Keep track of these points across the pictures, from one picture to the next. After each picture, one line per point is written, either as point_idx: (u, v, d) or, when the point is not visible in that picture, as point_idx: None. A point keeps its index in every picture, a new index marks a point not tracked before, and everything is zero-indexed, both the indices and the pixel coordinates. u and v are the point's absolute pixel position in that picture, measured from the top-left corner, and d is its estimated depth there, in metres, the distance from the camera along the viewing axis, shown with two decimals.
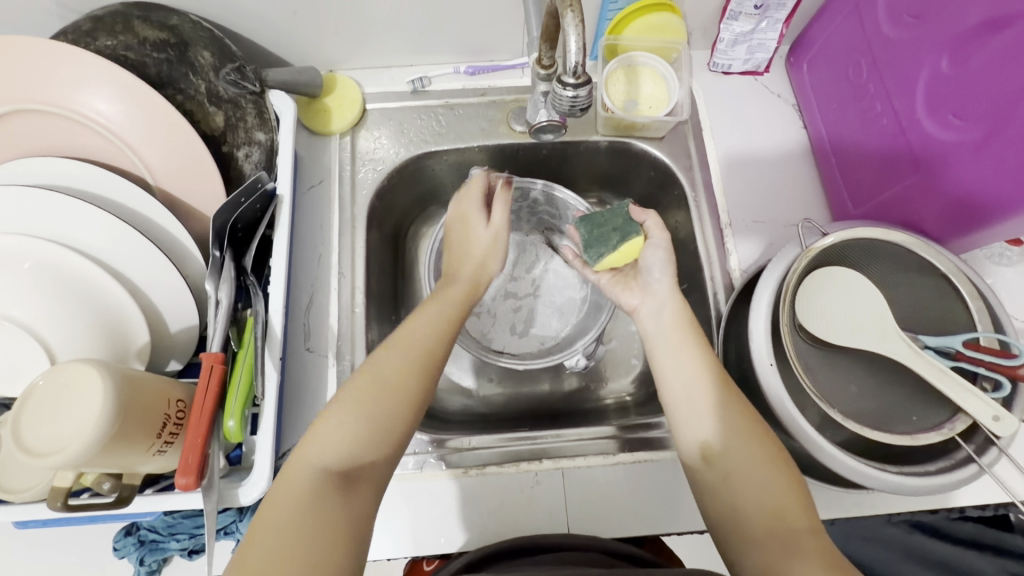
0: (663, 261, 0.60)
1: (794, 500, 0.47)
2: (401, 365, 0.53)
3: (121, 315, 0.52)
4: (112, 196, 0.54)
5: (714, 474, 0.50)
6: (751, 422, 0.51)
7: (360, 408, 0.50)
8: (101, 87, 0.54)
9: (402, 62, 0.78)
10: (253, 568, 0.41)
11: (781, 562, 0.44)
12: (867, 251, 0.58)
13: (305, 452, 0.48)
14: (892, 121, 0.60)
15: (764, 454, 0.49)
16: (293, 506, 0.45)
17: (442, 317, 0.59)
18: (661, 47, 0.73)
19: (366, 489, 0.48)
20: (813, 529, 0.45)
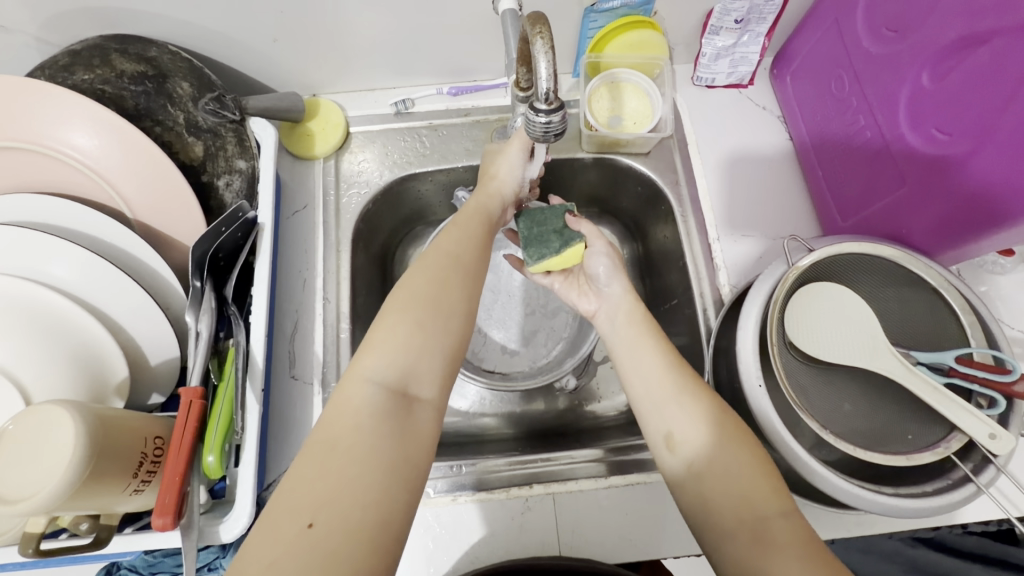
0: (611, 267, 0.60)
1: (764, 481, 0.44)
2: (450, 283, 0.51)
3: (98, 351, 0.52)
4: (89, 231, 0.54)
5: (678, 463, 0.47)
6: (711, 404, 0.49)
7: (413, 324, 0.48)
8: (76, 120, 0.54)
9: (385, 85, 0.78)
10: (313, 472, 0.40)
11: (752, 552, 0.41)
12: (856, 266, 0.57)
13: (359, 369, 0.46)
14: (875, 134, 0.59)
15: (727, 436, 0.47)
16: (354, 415, 0.43)
17: (475, 229, 0.57)
18: (643, 63, 0.73)
19: (425, 409, 0.46)
20: (786, 513, 0.42)
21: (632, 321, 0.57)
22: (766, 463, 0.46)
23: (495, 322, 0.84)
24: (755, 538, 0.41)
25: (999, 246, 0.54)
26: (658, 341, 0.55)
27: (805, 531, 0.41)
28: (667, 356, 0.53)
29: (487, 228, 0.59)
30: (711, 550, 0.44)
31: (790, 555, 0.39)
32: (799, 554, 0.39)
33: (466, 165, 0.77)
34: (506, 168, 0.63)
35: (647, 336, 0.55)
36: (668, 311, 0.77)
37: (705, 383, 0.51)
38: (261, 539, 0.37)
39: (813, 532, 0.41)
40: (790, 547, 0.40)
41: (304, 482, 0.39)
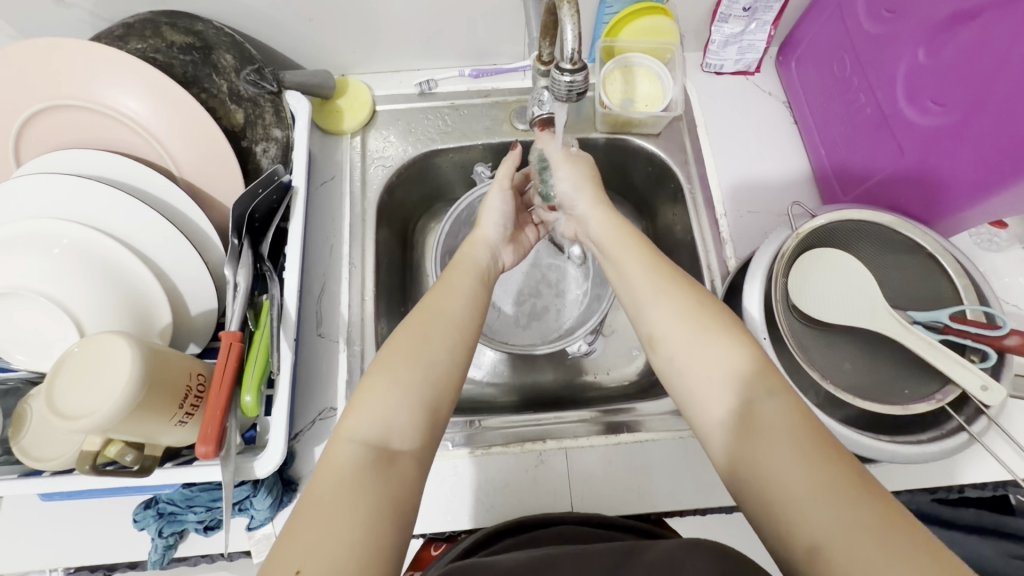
0: (575, 188, 0.67)
1: (752, 368, 0.47)
2: (433, 342, 0.52)
3: (147, 295, 0.56)
4: (141, 186, 0.58)
5: (665, 361, 0.51)
6: (693, 299, 0.52)
7: (394, 383, 0.49)
8: (131, 84, 0.58)
9: (410, 66, 0.82)
10: (296, 534, 0.40)
11: (738, 433, 0.44)
12: (855, 234, 0.60)
13: (343, 430, 0.47)
14: (876, 109, 0.63)
15: (712, 329, 0.49)
16: (336, 474, 0.44)
17: (461, 290, 0.59)
18: (655, 48, 0.77)
19: (407, 459, 0.46)
20: (775, 394, 0.45)
21: (615, 233, 0.61)
22: (754, 348, 0.48)
23: (509, 295, 0.87)
24: (742, 420, 0.45)
25: (1010, 212, 0.56)
26: (648, 252, 0.58)
27: (793, 408, 0.44)
28: (656, 266, 0.56)
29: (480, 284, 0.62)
30: (703, 435, 0.47)
31: (774, 437, 0.42)
32: (784, 432, 0.42)
33: (485, 143, 0.81)
34: (492, 210, 0.70)
35: (626, 240, 0.60)
36: None
37: (697, 285, 0.54)
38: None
39: (802, 409, 0.44)
40: (774, 424, 0.43)
41: (291, 539, 0.39)
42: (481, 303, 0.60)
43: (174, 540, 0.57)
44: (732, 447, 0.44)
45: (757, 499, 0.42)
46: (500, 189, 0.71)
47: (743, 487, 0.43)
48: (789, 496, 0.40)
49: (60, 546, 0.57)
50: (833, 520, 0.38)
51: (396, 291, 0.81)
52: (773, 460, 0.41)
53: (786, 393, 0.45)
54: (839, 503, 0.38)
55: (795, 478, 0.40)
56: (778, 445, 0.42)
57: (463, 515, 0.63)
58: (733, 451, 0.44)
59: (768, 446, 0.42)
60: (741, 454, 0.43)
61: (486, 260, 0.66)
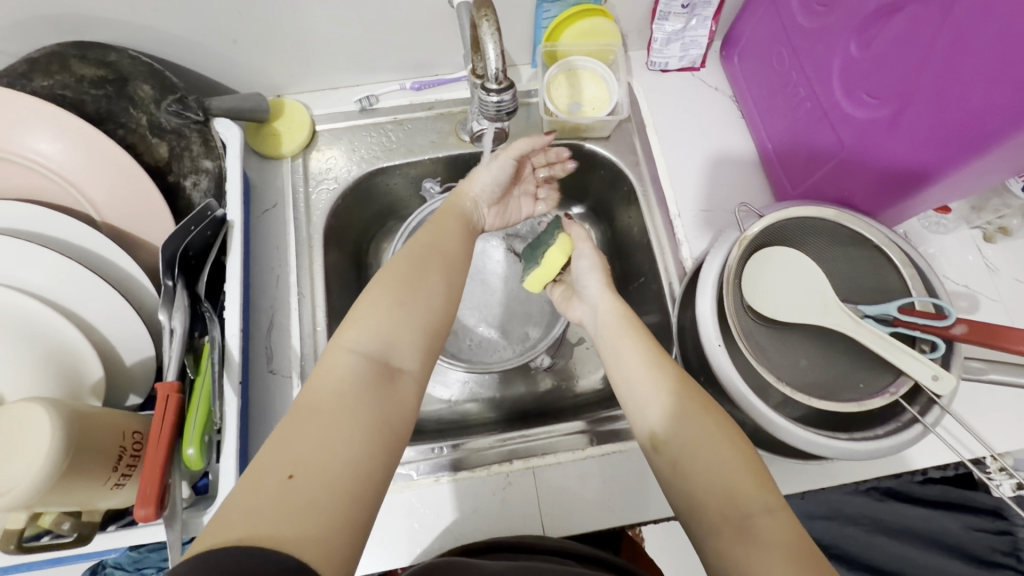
0: (590, 268, 0.66)
1: (750, 477, 0.46)
2: (432, 270, 0.53)
3: (75, 351, 0.53)
4: (59, 235, 0.55)
5: (665, 463, 0.49)
6: (695, 399, 0.51)
7: (396, 302, 0.49)
8: (40, 126, 0.55)
9: (349, 82, 0.79)
10: (294, 435, 0.40)
11: (739, 552, 0.42)
12: (805, 229, 0.60)
13: (343, 339, 0.46)
14: (814, 103, 0.63)
15: (712, 431, 0.48)
16: (336, 384, 0.43)
17: (456, 226, 0.60)
18: (598, 50, 0.76)
19: (406, 380, 0.47)
20: (773, 510, 0.44)
21: (617, 322, 0.60)
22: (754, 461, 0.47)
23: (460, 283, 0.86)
24: (738, 533, 0.43)
25: (954, 199, 0.57)
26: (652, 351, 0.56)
27: (790, 526, 0.43)
28: (657, 361, 0.54)
29: (465, 226, 0.62)
30: (698, 546, 0.45)
31: (775, 555, 0.41)
32: (783, 550, 0.41)
33: (433, 157, 0.78)
34: (485, 172, 0.65)
35: (629, 327, 0.59)
36: (636, 289, 0.80)
37: (698, 387, 0.53)
38: (243, 495, 0.36)
39: (802, 530, 0.43)
40: (775, 544, 0.41)
41: (293, 435, 0.39)
42: (466, 245, 0.60)
43: None
44: (731, 563, 0.42)
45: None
46: (508, 156, 0.65)
47: None
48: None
49: None
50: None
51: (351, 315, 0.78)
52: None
53: (786, 513, 0.44)
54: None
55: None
56: (777, 563, 0.40)
57: (431, 546, 0.61)
58: (732, 565, 0.42)
59: (767, 563, 0.40)
60: (738, 566, 0.42)
61: (469, 211, 0.64)
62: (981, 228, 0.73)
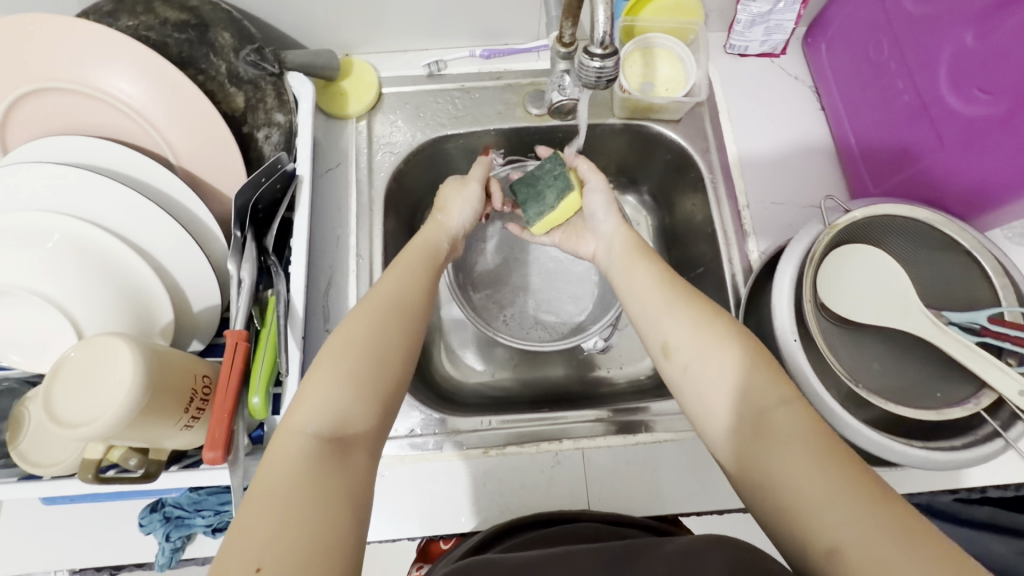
0: (605, 204, 0.65)
1: (763, 374, 0.45)
2: (388, 331, 0.49)
3: (148, 291, 0.53)
4: (138, 176, 0.55)
5: (677, 371, 0.49)
6: (705, 309, 0.50)
7: (345, 371, 0.45)
8: (123, 65, 0.55)
9: (417, 46, 0.78)
10: (248, 530, 0.36)
11: (756, 447, 0.42)
12: (890, 229, 0.57)
13: (291, 422, 0.42)
14: (914, 96, 0.60)
15: (722, 334, 0.48)
16: (285, 469, 0.39)
17: (416, 270, 0.56)
18: (678, 28, 0.73)
19: (362, 452, 0.42)
20: (789, 403, 0.43)
21: (629, 251, 0.61)
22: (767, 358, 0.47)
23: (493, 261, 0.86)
24: (753, 430, 0.43)
25: None
26: (662, 273, 0.56)
27: (806, 417, 0.42)
28: (670, 281, 0.55)
29: (428, 265, 0.58)
30: (712, 446, 0.46)
31: (792, 448, 0.40)
32: (798, 442, 0.41)
33: (497, 129, 0.77)
34: (456, 198, 0.67)
35: (642, 259, 0.59)
36: (693, 280, 0.78)
37: (708, 299, 0.52)
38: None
39: (816, 418, 0.42)
40: (790, 436, 0.41)
41: (242, 536, 0.35)
42: (432, 288, 0.56)
43: (181, 544, 0.55)
44: (746, 457, 0.42)
45: (770, 506, 0.40)
46: (476, 183, 0.68)
47: (758, 498, 0.41)
48: (803, 509, 0.38)
49: (62, 549, 0.55)
50: (852, 528, 0.36)
51: None
52: (789, 473, 0.40)
53: (803, 407, 0.43)
54: (859, 513, 0.36)
55: (811, 484, 0.38)
56: (792, 454, 0.40)
57: (478, 514, 0.62)
58: (747, 462, 0.42)
59: (783, 455, 0.40)
60: (753, 462, 0.42)
61: (436, 246, 0.62)
62: None
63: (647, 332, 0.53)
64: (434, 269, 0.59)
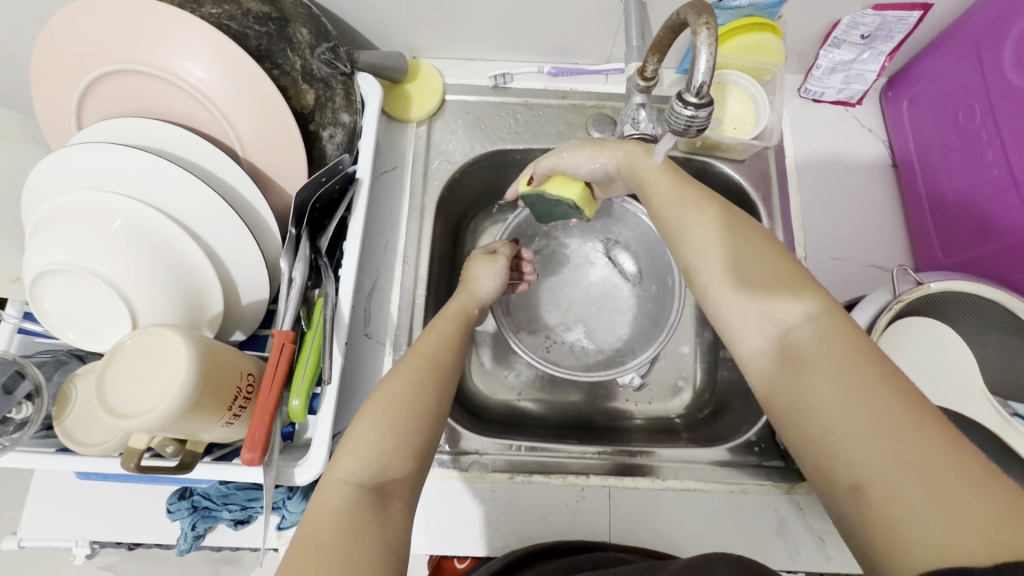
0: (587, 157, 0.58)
1: (790, 294, 0.42)
2: (424, 382, 0.49)
3: (202, 281, 0.54)
4: (204, 164, 0.56)
5: (699, 292, 0.47)
6: (726, 224, 0.47)
7: (389, 422, 0.45)
8: (201, 51, 0.55)
9: (486, 56, 0.77)
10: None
11: (780, 369, 0.40)
12: (961, 306, 0.55)
13: (335, 469, 0.42)
14: (1003, 171, 0.57)
15: (752, 255, 0.45)
16: (330, 519, 0.39)
17: (450, 330, 0.57)
18: (755, 68, 0.71)
19: (400, 504, 0.42)
20: (818, 321, 0.40)
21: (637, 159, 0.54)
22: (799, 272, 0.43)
23: (535, 284, 0.85)
24: (779, 349, 0.41)
25: None
26: (684, 180, 0.51)
27: (842, 335, 0.39)
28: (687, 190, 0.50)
29: (462, 330, 0.59)
30: (741, 367, 0.44)
31: (817, 369, 0.38)
32: (825, 364, 0.38)
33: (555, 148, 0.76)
34: (489, 273, 0.67)
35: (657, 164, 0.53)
36: None
37: (740, 213, 0.48)
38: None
39: (850, 333, 0.39)
40: (817, 357, 0.39)
41: None
42: (464, 349, 0.57)
43: (203, 533, 0.55)
44: (771, 378, 0.41)
45: (794, 430, 0.39)
46: (506, 259, 0.70)
47: (781, 420, 0.40)
48: (833, 436, 0.37)
49: (87, 524, 0.56)
50: (880, 459, 0.34)
51: (443, 292, 0.78)
52: (821, 401, 0.37)
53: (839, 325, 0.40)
54: (891, 442, 0.34)
55: (844, 410, 0.36)
56: (823, 380, 0.38)
57: (496, 540, 0.61)
58: (775, 387, 0.41)
59: (807, 380, 0.39)
60: (782, 388, 0.40)
61: (464, 310, 0.62)
62: None
63: (674, 250, 0.50)
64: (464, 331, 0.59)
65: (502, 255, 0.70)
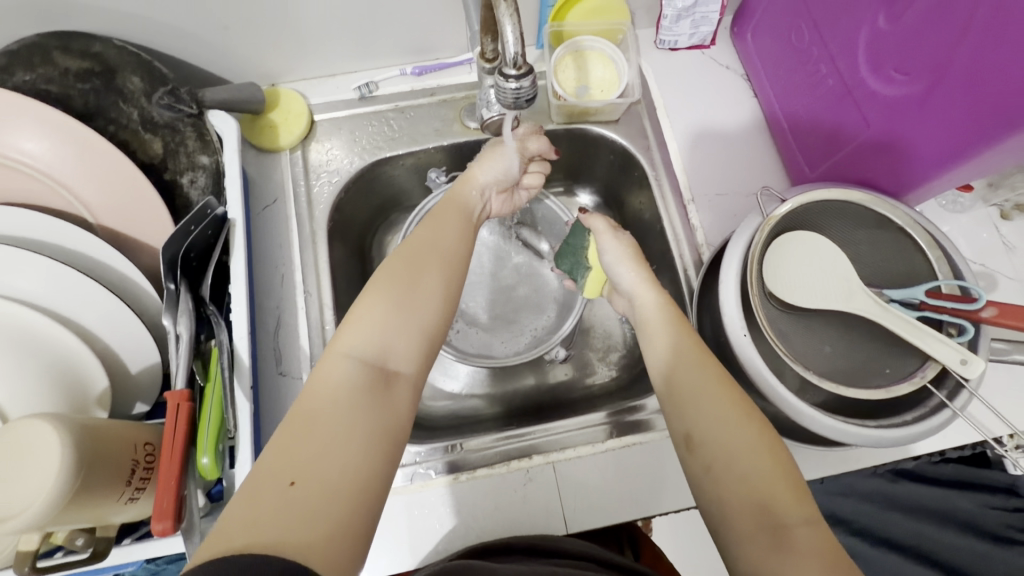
0: (625, 255, 0.62)
1: (790, 489, 0.42)
2: (426, 269, 0.50)
3: (77, 363, 0.51)
4: (53, 240, 0.52)
5: (697, 462, 0.45)
6: (736, 398, 0.46)
7: (392, 306, 0.47)
8: (21, 125, 0.52)
9: (346, 69, 0.76)
10: (292, 443, 0.38)
11: (777, 566, 0.39)
12: (826, 213, 0.58)
13: (339, 344, 0.45)
14: (837, 80, 0.61)
15: (763, 442, 0.44)
16: (333, 390, 0.42)
17: (454, 217, 0.58)
18: (607, 30, 0.73)
19: (403, 384, 0.45)
20: (814, 527, 0.40)
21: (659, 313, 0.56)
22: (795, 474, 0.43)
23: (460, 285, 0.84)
24: (778, 546, 0.39)
25: (982, 174, 0.55)
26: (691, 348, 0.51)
27: (832, 552, 0.39)
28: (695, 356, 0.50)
29: (466, 218, 0.59)
30: (732, 559, 0.41)
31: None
32: (824, 573, 0.37)
33: (437, 146, 0.75)
34: (486, 164, 0.63)
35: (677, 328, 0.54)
36: None
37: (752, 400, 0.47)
38: (238, 510, 0.35)
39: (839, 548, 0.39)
40: (815, 562, 0.38)
41: (290, 447, 0.38)
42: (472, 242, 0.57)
43: None
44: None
45: None
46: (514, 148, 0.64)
47: None
48: None
49: None
50: None
51: None
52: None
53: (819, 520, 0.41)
54: None
55: None
56: None
57: (454, 541, 0.61)
58: (752, 550, 0.40)
59: None
60: (761, 554, 0.39)
61: (474, 202, 0.62)
62: (998, 205, 0.71)
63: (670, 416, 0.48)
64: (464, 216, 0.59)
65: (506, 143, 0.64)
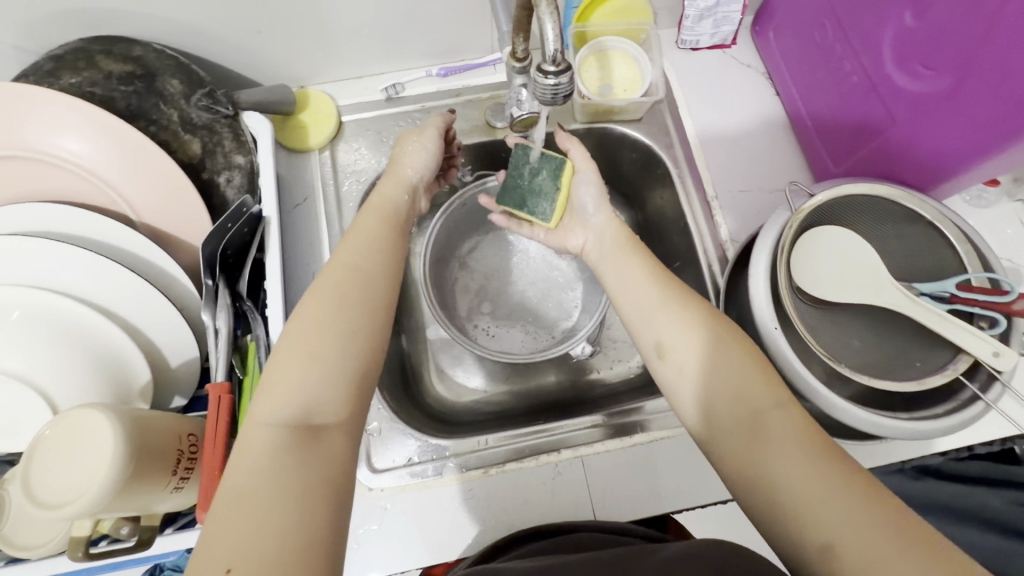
0: (596, 196, 0.63)
1: (758, 377, 0.45)
2: (342, 304, 0.47)
3: (121, 355, 0.52)
4: (98, 237, 0.54)
5: (670, 371, 0.48)
6: (702, 310, 0.50)
7: (309, 356, 0.44)
8: (68, 125, 0.53)
9: (373, 71, 0.77)
10: (220, 528, 0.36)
11: (751, 445, 0.42)
12: (854, 208, 0.59)
13: (257, 415, 0.42)
14: (862, 77, 0.61)
15: (732, 342, 0.47)
16: (256, 460, 0.39)
17: (377, 232, 0.55)
18: (630, 30, 0.74)
19: (335, 434, 0.42)
20: (784, 406, 0.43)
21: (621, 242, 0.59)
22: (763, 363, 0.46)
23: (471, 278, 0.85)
24: (751, 430, 0.43)
25: (1008, 169, 0.55)
26: (658, 272, 0.54)
27: (802, 428, 0.42)
28: (660, 277, 0.53)
29: (391, 227, 0.57)
30: (711, 450, 0.45)
31: (789, 447, 0.41)
32: (795, 444, 0.41)
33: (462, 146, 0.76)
34: (417, 154, 0.63)
35: (634, 253, 0.57)
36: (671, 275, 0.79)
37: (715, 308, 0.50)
38: None
39: (810, 420, 0.43)
40: (785, 436, 0.41)
41: (216, 534, 0.35)
42: (397, 254, 0.55)
43: None
44: (741, 453, 0.42)
45: (766, 505, 0.40)
46: (434, 131, 0.65)
47: (750, 495, 0.41)
48: (801, 504, 0.38)
49: None
50: (851, 522, 0.36)
51: None
52: (781, 464, 0.40)
53: (790, 401, 0.44)
54: (852, 510, 0.37)
55: (809, 484, 0.38)
56: (793, 455, 0.40)
57: (484, 534, 0.62)
58: (728, 442, 0.43)
59: (779, 453, 0.41)
60: (755, 471, 0.41)
61: (398, 198, 0.60)
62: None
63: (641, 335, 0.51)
64: (393, 227, 0.57)
65: (430, 128, 0.65)
